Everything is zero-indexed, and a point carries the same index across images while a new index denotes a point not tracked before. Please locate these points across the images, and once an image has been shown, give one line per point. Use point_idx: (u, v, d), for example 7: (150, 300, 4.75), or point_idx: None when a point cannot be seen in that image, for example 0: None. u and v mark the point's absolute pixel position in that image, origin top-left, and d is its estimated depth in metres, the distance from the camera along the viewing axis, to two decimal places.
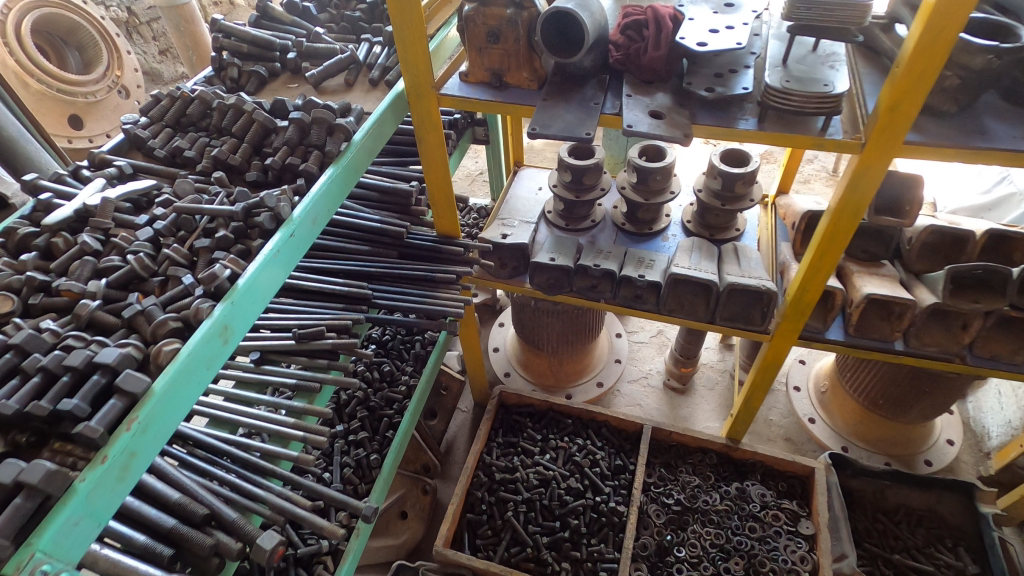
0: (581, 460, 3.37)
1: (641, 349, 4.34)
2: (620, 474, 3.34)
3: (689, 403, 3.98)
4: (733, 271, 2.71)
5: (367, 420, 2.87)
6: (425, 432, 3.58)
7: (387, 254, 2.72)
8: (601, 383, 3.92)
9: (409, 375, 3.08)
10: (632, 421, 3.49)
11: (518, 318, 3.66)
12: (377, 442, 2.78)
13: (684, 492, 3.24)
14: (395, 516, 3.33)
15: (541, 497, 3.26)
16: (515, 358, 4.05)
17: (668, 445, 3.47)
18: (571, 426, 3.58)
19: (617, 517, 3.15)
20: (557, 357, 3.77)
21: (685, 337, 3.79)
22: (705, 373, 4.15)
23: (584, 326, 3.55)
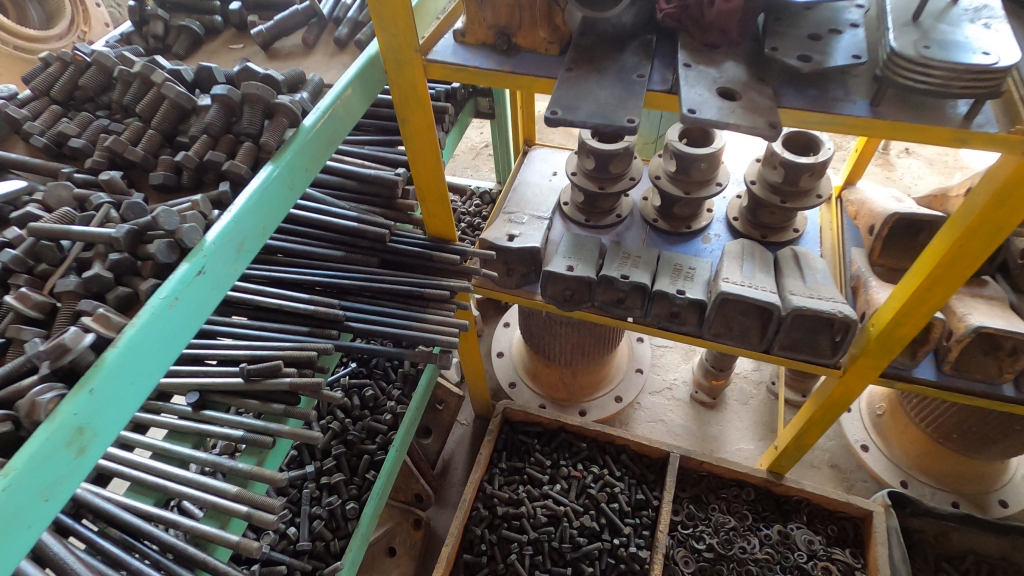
0: (598, 494, 2.92)
1: (665, 354, 3.83)
2: (643, 511, 2.88)
3: (720, 420, 3.49)
4: (797, 288, 2.16)
5: (344, 457, 2.39)
6: (419, 454, 3.11)
7: (365, 262, 2.19)
8: (620, 397, 3.43)
9: (396, 399, 2.59)
10: (657, 448, 3.01)
11: (527, 325, 3.15)
12: (355, 486, 2.32)
13: (718, 535, 2.78)
14: (383, 553, 2.91)
15: (551, 538, 2.82)
16: (521, 366, 3.56)
17: (698, 477, 2.99)
18: (586, 450, 3.11)
19: (639, 565, 2.70)
20: (570, 368, 3.28)
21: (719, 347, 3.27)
22: (738, 385, 3.64)
23: (603, 337, 3.03)
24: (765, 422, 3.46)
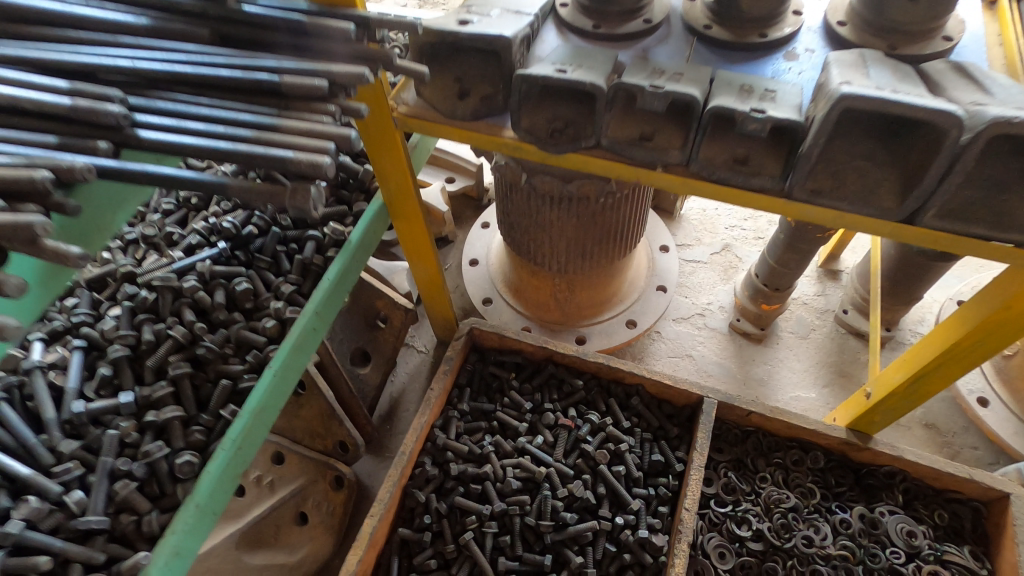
0: (596, 452, 2.03)
1: (697, 273, 2.85)
2: (660, 480, 2.00)
3: (768, 358, 2.56)
4: (981, 101, 1.15)
5: (187, 383, 1.50)
6: (348, 388, 2.24)
7: (185, 38, 1.21)
8: (634, 322, 2.48)
9: (284, 299, 1.66)
10: (686, 391, 2.09)
11: (503, 210, 2.17)
12: (198, 428, 1.45)
13: (773, 520, 1.88)
14: (292, 521, 2.10)
15: (525, 511, 1.95)
16: (500, 277, 2.62)
17: (741, 434, 2.09)
18: (581, 391, 2.20)
19: (652, 557, 1.86)
20: (564, 279, 2.32)
21: (778, 253, 2.28)
22: (794, 313, 2.68)
23: (612, 228, 2.05)
24: (831, 363, 2.53)
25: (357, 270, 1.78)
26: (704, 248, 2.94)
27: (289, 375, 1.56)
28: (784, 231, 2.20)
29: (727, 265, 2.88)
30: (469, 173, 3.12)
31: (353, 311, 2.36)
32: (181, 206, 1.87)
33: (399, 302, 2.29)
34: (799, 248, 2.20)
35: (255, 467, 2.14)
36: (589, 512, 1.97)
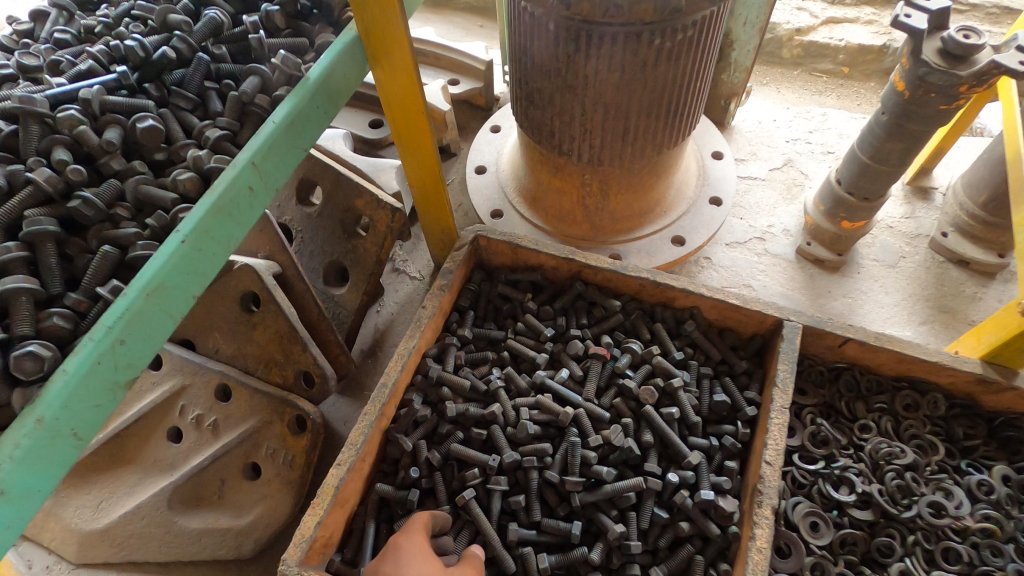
0: (640, 390, 1.53)
1: (754, 192, 2.32)
2: (725, 427, 1.50)
3: (847, 290, 2.05)
4: None
5: (51, 248, 1.01)
6: (316, 307, 1.73)
7: None
8: (682, 240, 1.99)
9: (207, 147, 1.16)
10: (759, 314, 1.57)
11: (521, 75, 1.65)
12: (60, 311, 0.95)
13: (886, 482, 1.39)
14: (241, 474, 1.63)
15: (545, 465, 1.46)
16: (515, 186, 2.10)
17: (830, 372, 1.58)
18: (617, 317, 1.69)
19: (718, 527, 1.37)
20: (596, 175, 1.80)
21: (876, 144, 1.75)
22: (878, 238, 2.16)
23: (665, 91, 1.53)
24: (927, 296, 2.03)
25: (321, 122, 1.27)
26: (761, 163, 2.41)
27: (208, 249, 1.06)
28: (889, 109, 1.66)
29: (790, 182, 2.35)
30: (476, 75, 2.57)
31: (326, 216, 1.86)
32: (78, 37, 1.35)
33: (382, 200, 1.78)
34: (907, 132, 1.67)
35: (193, 404, 1.66)
36: (631, 467, 1.47)
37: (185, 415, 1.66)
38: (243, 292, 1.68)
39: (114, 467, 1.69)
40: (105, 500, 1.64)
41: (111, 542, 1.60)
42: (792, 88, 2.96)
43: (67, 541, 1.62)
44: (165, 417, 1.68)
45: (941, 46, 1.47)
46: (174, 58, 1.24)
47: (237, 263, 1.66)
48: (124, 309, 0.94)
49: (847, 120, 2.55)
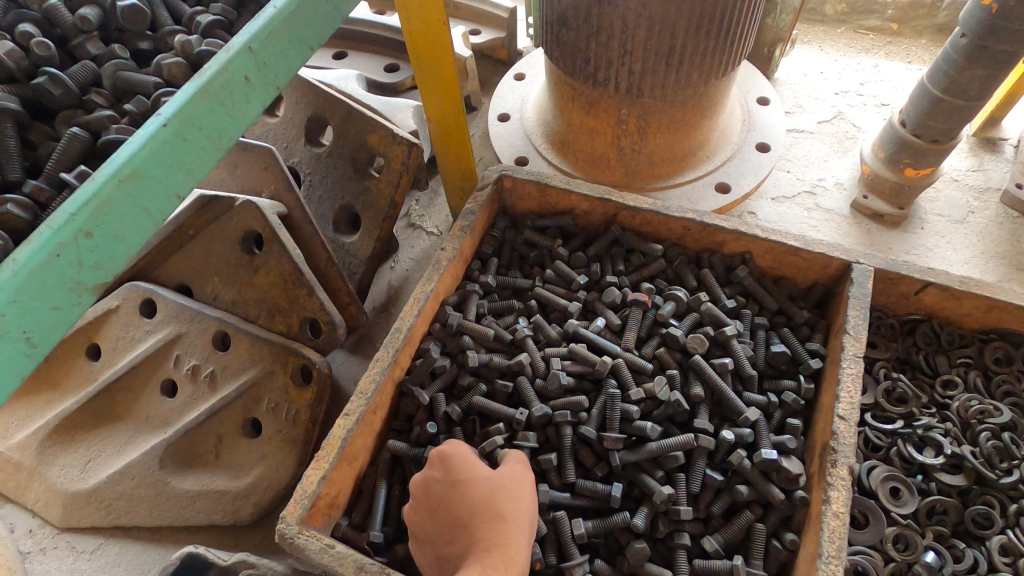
0: (687, 339, 1.35)
1: (802, 144, 2.12)
2: (785, 382, 1.31)
3: (910, 246, 1.86)
4: None
5: (10, 129, 0.85)
6: (324, 251, 1.56)
7: None
8: (726, 187, 1.82)
9: (198, 33, 1.01)
10: (822, 258, 1.36)
11: None
12: (15, 197, 0.80)
13: (980, 444, 1.20)
14: (239, 431, 1.47)
15: (580, 420, 1.28)
16: (541, 131, 1.94)
17: (904, 325, 1.37)
18: (658, 263, 1.51)
19: (782, 492, 1.18)
20: (635, 109, 1.64)
21: (953, 73, 1.55)
22: (942, 192, 1.96)
23: (718, 2, 1.35)
24: (1000, 253, 1.83)
25: (328, 18, 1.11)
26: (808, 115, 2.21)
27: (193, 140, 0.90)
28: (971, 28, 1.46)
29: (841, 135, 2.15)
30: (498, 24, 2.39)
31: (337, 156, 1.71)
32: None
33: (398, 135, 1.62)
34: (993, 54, 1.47)
35: (189, 353, 1.51)
36: (678, 424, 1.29)
37: (180, 365, 1.51)
38: (244, 231, 1.52)
39: (104, 423, 1.54)
40: (94, 459, 1.50)
41: (100, 504, 1.46)
42: (835, 46, 2.65)
43: (51, 503, 1.49)
44: (159, 368, 1.52)
45: None
46: None
47: (239, 199, 1.50)
48: (88, 196, 0.79)
49: (900, 73, 2.36)
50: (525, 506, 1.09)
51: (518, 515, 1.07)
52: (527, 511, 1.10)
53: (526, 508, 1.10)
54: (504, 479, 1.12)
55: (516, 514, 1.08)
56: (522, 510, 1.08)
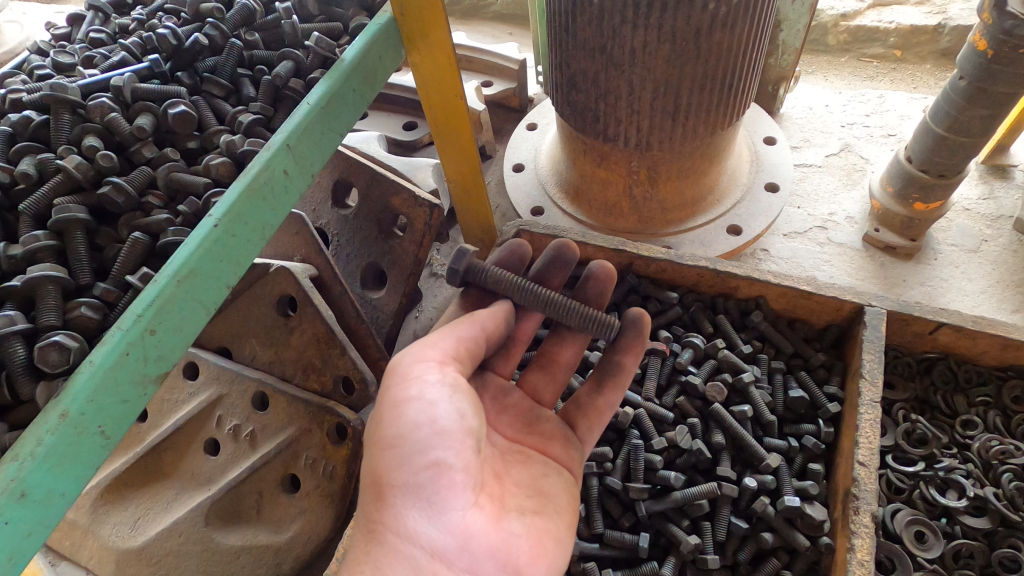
0: (706, 387, 1.39)
1: (811, 179, 2.17)
2: (805, 426, 1.35)
3: (925, 278, 1.88)
4: None
5: (80, 237, 0.97)
6: (353, 310, 1.65)
7: None
8: (738, 228, 1.87)
9: (241, 133, 1.12)
10: (836, 302, 1.39)
11: (561, 58, 1.58)
12: (87, 301, 0.89)
13: (1003, 485, 1.22)
14: (279, 486, 1.53)
15: (605, 470, 1.32)
16: (555, 180, 2.02)
17: (920, 364, 1.40)
18: (674, 311, 1.54)
19: (807, 538, 1.21)
20: (644, 160, 1.70)
21: (953, 113, 1.59)
22: (954, 221, 1.99)
23: (718, 63, 1.43)
24: (1016, 282, 1.85)
25: (356, 106, 1.21)
26: (816, 150, 2.26)
27: (239, 234, 0.98)
28: (968, 71, 1.51)
29: (850, 167, 2.19)
30: (510, 76, 2.48)
31: (362, 216, 1.80)
32: (114, 36, 1.35)
33: (420, 196, 1.71)
34: (991, 96, 1.51)
35: (231, 413, 1.59)
36: (701, 472, 1.33)
37: (222, 425, 1.59)
38: (279, 295, 1.62)
39: (152, 480, 1.60)
40: (143, 516, 1.55)
41: (149, 561, 1.50)
42: (841, 75, 2.72)
43: (104, 560, 1.53)
44: (202, 428, 1.60)
45: None
46: (207, 44, 1.24)
47: (274, 266, 1.61)
48: (152, 297, 0.87)
49: (906, 101, 2.40)
50: (381, 491, 0.90)
51: (377, 518, 0.90)
52: (392, 497, 0.90)
53: (393, 481, 0.90)
54: (373, 428, 0.94)
55: (370, 492, 0.92)
56: (384, 513, 0.90)
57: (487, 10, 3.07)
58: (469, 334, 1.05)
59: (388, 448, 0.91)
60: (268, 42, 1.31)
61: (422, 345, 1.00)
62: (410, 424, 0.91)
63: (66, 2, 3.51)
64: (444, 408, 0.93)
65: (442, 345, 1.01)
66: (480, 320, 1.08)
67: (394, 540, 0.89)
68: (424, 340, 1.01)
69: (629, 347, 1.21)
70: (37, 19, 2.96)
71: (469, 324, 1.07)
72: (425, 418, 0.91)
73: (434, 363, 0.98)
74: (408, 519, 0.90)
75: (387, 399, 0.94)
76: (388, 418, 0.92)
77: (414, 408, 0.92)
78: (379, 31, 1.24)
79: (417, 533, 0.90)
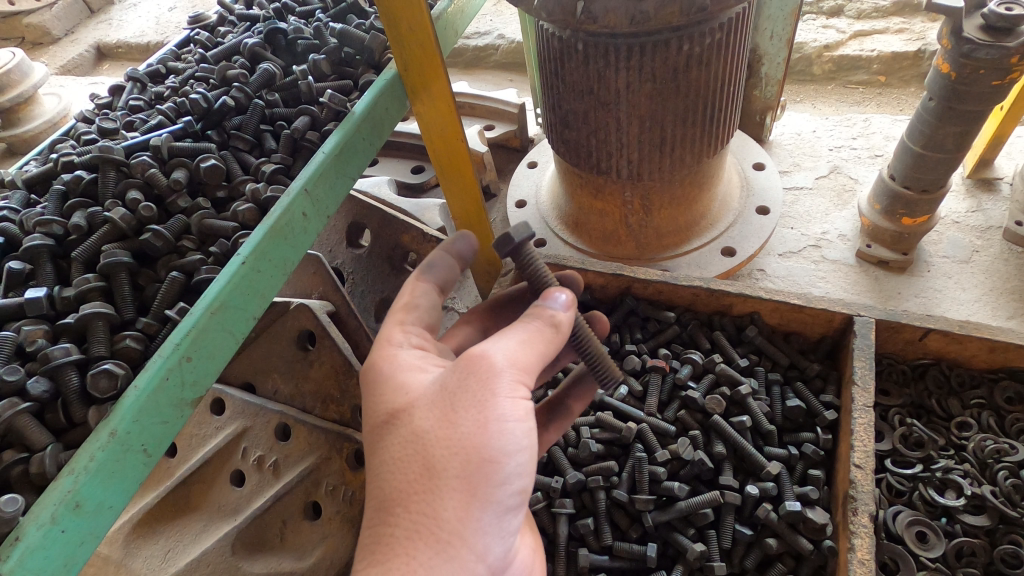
0: (705, 400, 1.45)
1: (803, 201, 2.25)
2: (803, 434, 1.39)
3: (919, 290, 1.94)
4: None
5: (123, 278, 1.10)
6: (369, 342, 1.75)
7: None
8: (732, 250, 1.96)
9: (263, 181, 1.25)
10: (825, 314, 1.45)
11: (554, 100, 1.71)
12: (131, 334, 1.00)
13: (1000, 482, 1.27)
14: (301, 514, 1.59)
15: (612, 484, 1.38)
16: (556, 212, 2.13)
17: (914, 370, 1.44)
18: (672, 330, 1.60)
19: (810, 542, 1.24)
20: (638, 190, 1.81)
21: (928, 132, 1.68)
22: (944, 234, 2.05)
23: (698, 98, 1.55)
24: (1009, 290, 1.90)
25: (366, 152, 1.34)
26: (806, 173, 2.35)
27: (264, 269, 1.09)
28: (937, 93, 1.61)
29: (839, 188, 2.27)
30: (510, 118, 2.64)
31: (375, 254, 1.92)
32: (151, 102, 1.52)
33: (428, 234, 1.85)
34: (961, 114, 1.60)
35: (255, 446, 1.65)
36: (704, 482, 1.38)
37: (247, 457, 1.64)
38: (300, 331, 1.73)
39: (180, 514, 1.58)
40: (174, 548, 1.52)
41: None
42: (828, 102, 2.84)
43: None
44: (228, 460, 1.64)
45: (984, 20, 1.45)
46: (233, 105, 1.40)
47: (293, 304, 1.73)
48: (189, 327, 0.97)
49: (891, 123, 2.50)
50: (469, 501, 0.86)
51: (452, 530, 0.85)
52: (478, 510, 0.87)
53: (489, 496, 0.87)
54: (470, 436, 0.87)
55: (454, 495, 0.86)
56: (464, 526, 0.86)
57: (488, 59, 3.27)
58: (552, 352, 0.99)
59: (485, 462, 0.87)
60: (286, 101, 1.46)
61: (523, 360, 0.93)
62: (510, 445, 0.89)
63: (100, 74, 3.82)
64: (534, 437, 0.93)
65: (534, 368, 0.95)
66: (563, 339, 1.01)
67: (469, 557, 0.85)
68: (524, 351, 0.94)
69: (581, 396, 1.25)
70: (76, 93, 3.24)
71: (558, 344, 0.99)
72: (524, 444, 0.91)
73: (526, 382, 0.94)
74: (486, 537, 0.88)
75: (494, 409, 0.88)
76: (491, 433, 0.88)
77: (516, 430, 0.89)
78: (383, 85, 1.38)
79: (488, 550, 0.88)
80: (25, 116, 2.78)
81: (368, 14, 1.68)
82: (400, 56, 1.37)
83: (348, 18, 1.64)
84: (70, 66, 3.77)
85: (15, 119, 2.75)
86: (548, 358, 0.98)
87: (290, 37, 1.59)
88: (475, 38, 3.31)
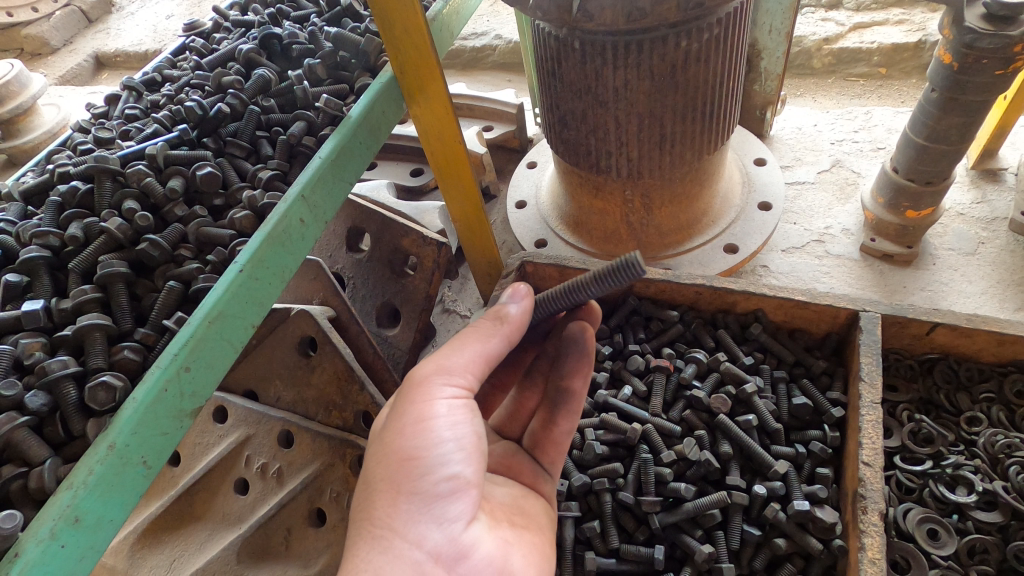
0: (710, 399, 1.44)
1: (805, 196, 2.23)
2: (811, 432, 1.37)
3: (924, 283, 1.92)
4: None
5: (121, 288, 1.09)
6: (370, 347, 1.74)
7: None
8: (735, 247, 1.94)
9: (261, 187, 1.26)
10: (830, 310, 1.43)
11: (551, 100, 1.70)
12: (130, 345, 0.99)
13: (1011, 478, 1.25)
14: (305, 521, 1.57)
15: (618, 486, 1.36)
16: (556, 212, 2.12)
17: (922, 365, 1.43)
18: (675, 331, 1.58)
19: (820, 542, 1.23)
20: (638, 188, 1.79)
21: (930, 123, 1.66)
22: (949, 226, 2.03)
23: (696, 94, 1.53)
24: (1016, 282, 1.87)
25: (364, 157, 1.33)
26: (808, 168, 2.33)
27: (263, 276, 1.08)
28: (937, 84, 1.59)
29: (843, 182, 2.25)
30: (508, 119, 2.62)
31: (375, 259, 1.91)
32: (146, 110, 1.52)
33: (428, 237, 1.83)
34: (963, 104, 1.58)
35: (258, 453, 1.65)
36: (712, 482, 1.37)
37: (250, 464, 1.64)
38: (302, 336, 1.73)
39: (184, 524, 1.59)
40: (180, 558, 1.52)
41: None
42: (828, 95, 2.83)
43: None
44: (231, 468, 1.64)
45: (984, 9, 1.44)
46: (229, 112, 1.40)
47: (294, 310, 1.72)
48: (187, 337, 0.97)
49: (892, 115, 2.47)
50: (395, 497, 0.87)
51: (386, 525, 0.86)
52: (404, 502, 0.86)
53: (411, 488, 0.87)
54: (388, 441, 0.89)
55: (382, 495, 0.87)
56: (392, 518, 0.86)
57: (486, 60, 3.26)
58: (500, 341, 0.99)
59: (405, 463, 0.88)
60: (280, 107, 1.46)
61: (451, 362, 0.95)
62: (434, 439, 0.89)
63: (99, 83, 3.83)
64: (466, 426, 0.91)
65: (471, 366, 0.96)
66: (511, 332, 1.01)
67: (401, 546, 0.85)
68: (456, 356, 0.95)
69: (575, 371, 1.20)
70: (76, 103, 3.25)
71: (500, 336, 0.99)
72: (450, 435, 0.90)
73: (460, 384, 0.95)
74: (418, 526, 0.86)
75: (410, 411, 0.91)
76: (407, 433, 0.89)
77: (439, 425, 0.90)
78: (377, 89, 1.37)
79: (423, 539, 0.86)
80: (26, 127, 2.79)
81: (363, 17, 1.68)
82: (390, 55, 1.35)
83: (343, 22, 1.64)
84: (69, 76, 3.78)
85: (15, 131, 2.75)
86: (489, 353, 0.98)
87: (284, 42, 1.58)
88: (473, 40, 3.29)
